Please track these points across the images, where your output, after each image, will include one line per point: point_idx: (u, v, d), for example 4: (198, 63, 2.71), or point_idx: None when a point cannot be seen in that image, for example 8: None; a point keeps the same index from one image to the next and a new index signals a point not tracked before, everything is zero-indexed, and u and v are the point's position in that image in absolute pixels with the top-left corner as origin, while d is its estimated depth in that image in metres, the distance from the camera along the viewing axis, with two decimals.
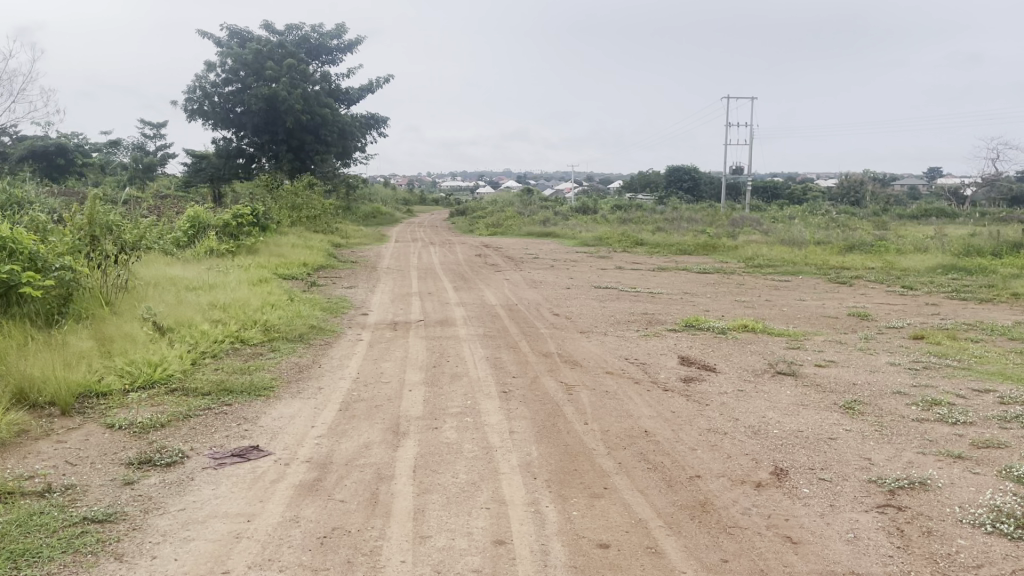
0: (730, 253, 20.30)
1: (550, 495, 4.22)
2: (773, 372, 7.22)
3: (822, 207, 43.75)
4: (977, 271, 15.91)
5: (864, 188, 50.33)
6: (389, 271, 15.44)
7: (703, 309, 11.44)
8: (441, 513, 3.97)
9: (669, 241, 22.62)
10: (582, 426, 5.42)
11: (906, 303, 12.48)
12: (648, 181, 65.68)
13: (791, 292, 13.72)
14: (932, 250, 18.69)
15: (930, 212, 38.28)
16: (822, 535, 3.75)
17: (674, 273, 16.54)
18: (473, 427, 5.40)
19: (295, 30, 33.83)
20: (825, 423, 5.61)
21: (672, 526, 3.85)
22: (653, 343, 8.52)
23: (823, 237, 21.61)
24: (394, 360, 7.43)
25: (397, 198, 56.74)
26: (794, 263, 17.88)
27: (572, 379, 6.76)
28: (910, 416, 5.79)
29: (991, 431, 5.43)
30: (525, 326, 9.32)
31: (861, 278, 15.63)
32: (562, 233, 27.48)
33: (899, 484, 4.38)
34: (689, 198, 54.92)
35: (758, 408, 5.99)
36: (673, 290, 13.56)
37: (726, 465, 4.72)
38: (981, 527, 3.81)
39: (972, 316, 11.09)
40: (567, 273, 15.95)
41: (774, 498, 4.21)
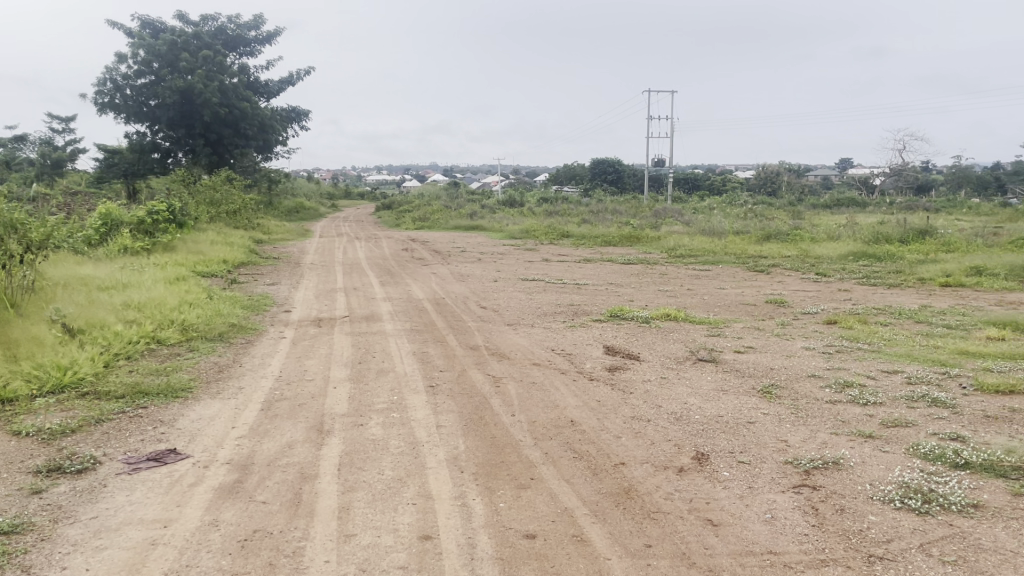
0: (653, 244, 20.67)
1: (477, 488, 4.22)
2: (695, 359, 7.39)
3: (740, 198, 44.98)
4: (887, 258, 16.56)
5: (780, 179, 52.07)
6: (313, 266, 15.19)
7: (628, 299, 11.62)
8: (366, 511, 3.93)
9: (594, 233, 22.83)
10: (509, 418, 5.44)
11: (819, 289, 12.91)
12: (573, 174, 66.49)
13: (712, 281, 14.02)
14: (844, 238, 19.44)
15: (842, 202, 39.51)
16: (742, 517, 3.85)
17: (599, 265, 16.71)
18: (399, 422, 5.36)
19: (210, 21, 32.86)
20: (744, 407, 5.77)
21: (597, 514, 3.90)
22: (578, 333, 8.60)
23: (741, 226, 22.25)
24: (318, 358, 7.30)
25: (320, 191, 55.74)
26: (714, 252, 18.32)
27: (499, 372, 6.76)
28: (824, 398, 6.01)
29: (899, 411, 5.68)
30: (453, 320, 9.31)
31: (778, 265, 16.14)
32: (489, 227, 27.45)
33: (814, 465, 4.54)
34: (612, 190, 55.61)
35: (680, 395, 6.12)
36: (598, 282, 13.71)
37: (649, 451, 4.81)
38: (890, 503, 3.97)
39: (882, 300, 11.59)
40: (493, 266, 15.94)
41: (696, 482, 4.30)
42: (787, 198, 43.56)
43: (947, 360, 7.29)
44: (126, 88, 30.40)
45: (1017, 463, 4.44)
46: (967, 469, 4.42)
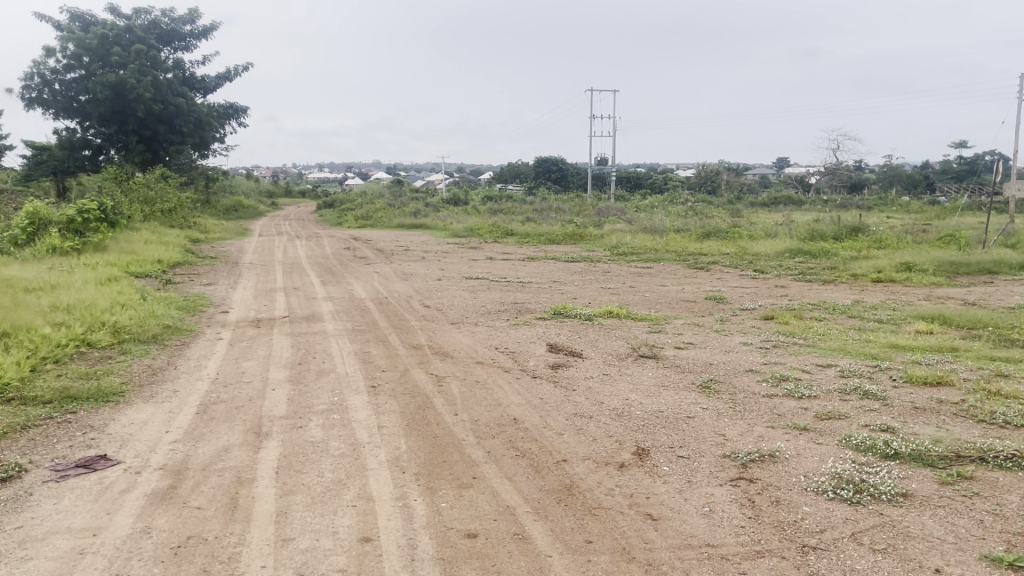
0: (597, 242, 20.82)
1: (418, 488, 4.18)
2: (636, 356, 7.46)
3: (682, 197, 45.64)
4: (822, 255, 16.99)
5: (720, 178, 52.99)
6: (252, 266, 14.90)
7: (571, 296, 11.68)
8: (305, 514, 3.86)
9: (538, 231, 22.89)
10: (451, 418, 5.41)
11: (757, 285, 13.18)
12: (516, 173, 66.61)
13: (652, 278, 14.20)
14: (781, 235, 19.86)
15: (780, 200, 40.40)
16: (680, 511, 3.90)
17: (543, 262, 16.78)
18: (340, 424, 5.29)
19: (144, 15, 31.97)
20: (683, 402, 5.86)
21: (539, 511, 3.91)
22: (521, 331, 8.62)
23: (682, 224, 22.61)
24: (256, 359, 7.16)
25: (260, 189, 54.72)
26: (657, 250, 18.55)
27: (442, 371, 6.72)
28: (761, 393, 6.13)
29: (833, 403, 5.83)
30: (395, 319, 9.23)
31: (718, 263, 16.43)
32: (433, 225, 27.33)
33: (751, 458, 4.63)
34: (556, 188, 55.87)
35: (621, 391, 6.17)
36: (541, 279, 13.77)
37: (591, 447, 4.84)
38: (823, 494, 4.07)
39: (817, 296, 11.88)
40: (437, 265, 15.84)
41: (637, 477, 4.34)
42: (726, 197, 44.33)
43: (878, 353, 7.51)
44: (54, 82, 29.35)
45: (943, 452, 4.60)
46: (897, 460, 4.56)
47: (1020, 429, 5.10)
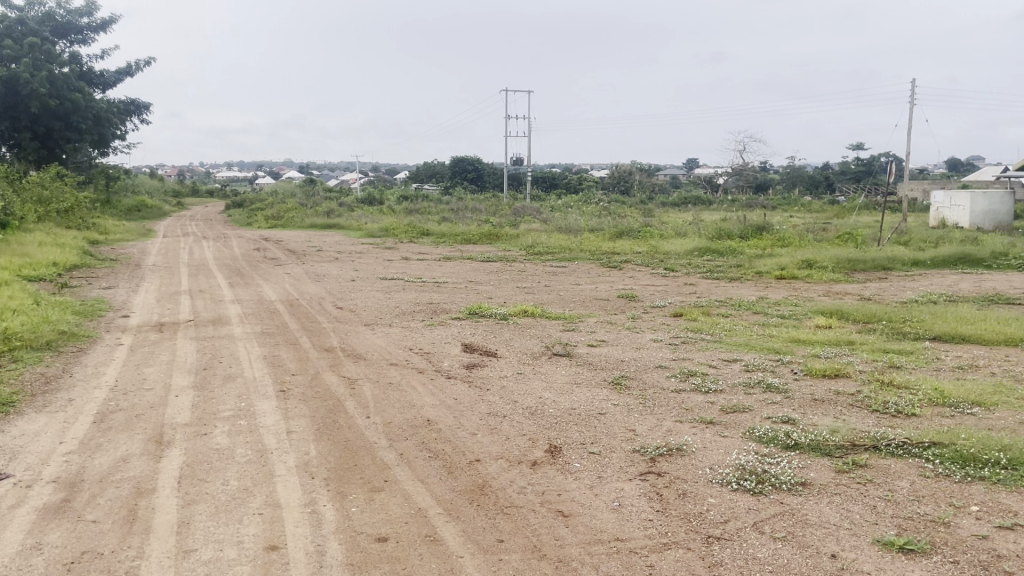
0: (512, 241, 20.90)
1: (328, 494, 4.11)
2: (550, 354, 7.52)
3: (595, 197, 46.23)
4: (729, 253, 17.49)
5: (632, 178, 53.95)
6: (156, 268, 14.33)
7: (486, 296, 11.69)
8: (209, 524, 3.75)
9: (454, 231, 22.84)
10: (363, 421, 5.34)
11: (667, 283, 13.46)
12: (432, 172, 66.21)
13: (567, 277, 14.34)
14: (690, 234, 20.38)
15: (689, 200, 41.46)
16: (591, 506, 3.96)
17: (458, 262, 16.71)
18: (246, 430, 5.15)
19: (37, 6, 30.41)
20: (595, 399, 5.94)
21: (451, 512, 3.89)
22: (435, 332, 8.57)
23: (596, 223, 22.96)
24: (158, 365, 6.89)
25: (165, 188, 52.71)
26: (572, 249, 18.75)
27: (354, 373, 6.62)
28: (670, 388, 6.27)
29: (738, 397, 6.01)
30: (307, 321, 9.04)
31: (630, 261, 16.72)
32: (347, 225, 26.94)
33: (659, 452, 4.73)
34: (472, 188, 55.83)
35: (535, 389, 6.21)
36: (456, 279, 13.71)
37: (504, 446, 4.85)
38: (728, 486, 4.20)
39: (724, 293, 12.24)
40: (350, 265, 15.61)
41: (548, 475, 4.38)
42: (638, 197, 45.22)
43: (781, 348, 7.79)
44: None
45: (840, 442, 4.80)
46: (797, 450, 4.73)
47: (910, 417, 5.37)
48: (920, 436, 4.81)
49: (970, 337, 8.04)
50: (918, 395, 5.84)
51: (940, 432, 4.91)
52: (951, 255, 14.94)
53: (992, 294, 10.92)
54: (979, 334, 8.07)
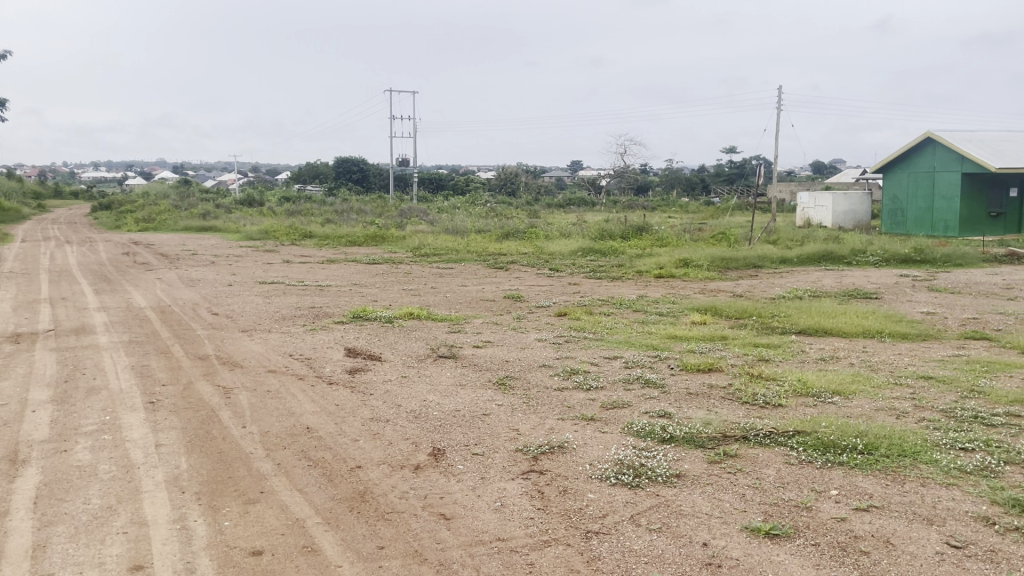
0: (398, 243, 20.72)
1: (199, 508, 3.94)
2: (435, 356, 7.49)
3: (483, 197, 46.38)
4: (612, 253, 17.94)
5: (519, 180, 54.49)
6: (12, 275, 13.37)
7: (370, 299, 11.53)
8: (67, 546, 3.52)
9: (338, 233, 22.41)
10: (239, 431, 5.15)
11: (552, 283, 13.67)
12: (316, 172, 64.78)
13: (453, 279, 14.32)
14: (574, 235, 20.78)
15: (573, 201, 42.30)
16: (473, 508, 3.96)
17: (342, 265, 16.40)
18: (111, 445, 4.87)
19: None
20: (479, 400, 5.95)
21: (330, 520, 3.81)
22: (317, 336, 8.37)
23: (482, 224, 23.05)
24: (13, 379, 6.42)
25: (24, 189, 49.32)
26: (458, 250, 18.74)
27: (231, 382, 6.38)
28: (553, 386, 6.36)
29: (618, 393, 6.17)
30: (180, 328, 8.66)
31: (516, 262, 16.87)
32: (225, 228, 25.98)
33: (541, 450, 4.78)
34: (357, 189, 54.96)
35: (419, 392, 6.17)
36: (340, 282, 13.45)
37: (386, 451, 4.79)
38: (607, 480, 4.29)
39: (607, 292, 12.54)
40: (229, 269, 15.06)
41: (430, 478, 4.35)
42: (524, 198, 45.75)
43: (659, 344, 8.04)
44: None
45: (712, 433, 4.99)
46: (672, 443, 4.89)
47: (777, 408, 5.64)
48: (786, 425, 5.07)
49: (831, 329, 8.54)
50: (785, 386, 6.16)
51: (803, 420, 5.19)
52: (815, 253, 15.85)
53: (851, 289, 11.65)
54: (840, 326, 8.59)
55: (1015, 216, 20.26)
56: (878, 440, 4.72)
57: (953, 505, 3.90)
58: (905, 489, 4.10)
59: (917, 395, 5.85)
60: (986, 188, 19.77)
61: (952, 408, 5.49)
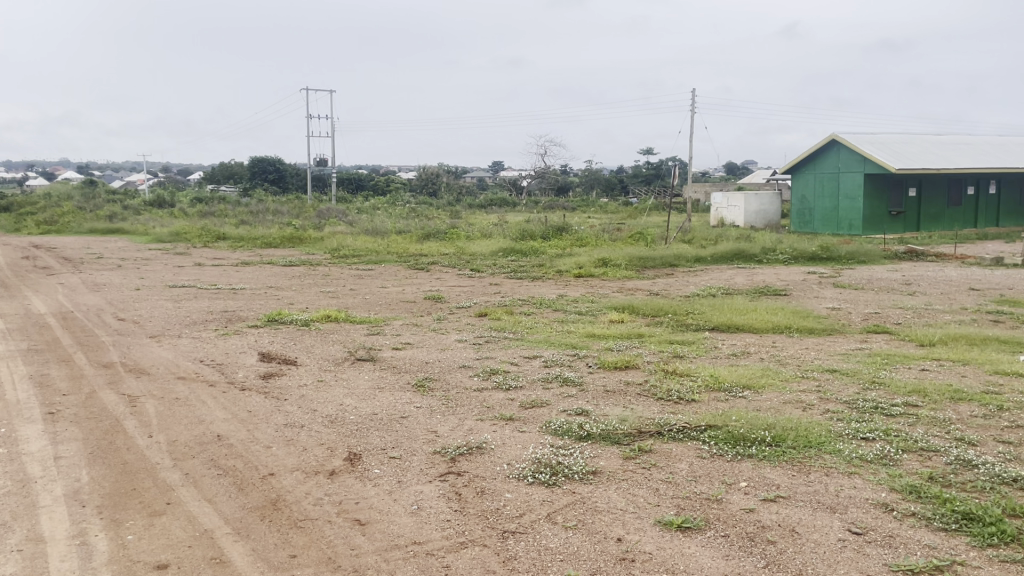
0: (316, 244, 20.37)
1: (101, 522, 3.78)
2: (352, 359, 7.38)
3: (404, 197, 46.00)
4: (532, 253, 18.05)
5: (440, 180, 54.29)
6: None
7: (287, 302, 11.29)
8: None
9: (253, 234, 21.86)
10: (145, 441, 4.96)
11: (473, 284, 13.67)
12: (230, 172, 63.10)
13: (372, 280, 14.14)
14: (494, 236, 20.82)
15: (495, 201, 42.43)
16: (389, 512, 3.91)
17: (258, 267, 16.01)
18: (5, 459, 4.62)
19: None
20: (397, 403, 5.89)
21: (240, 530, 3.70)
22: (230, 341, 8.14)
23: (402, 224, 22.87)
24: None
25: None
26: (377, 252, 18.55)
27: (137, 390, 6.14)
28: (472, 387, 6.35)
29: (537, 392, 6.20)
30: (83, 335, 8.28)
31: (436, 263, 16.80)
32: (132, 230, 24.99)
33: (459, 452, 4.76)
34: (273, 189, 53.80)
35: (335, 397, 6.06)
36: (255, 285, 13.13)
37: (300, 458, 4.68)
38: (524, 479, 4.30)
39: (527, 292, 12.61)
40: (136, 273, 14.52)
41: (346, 483, 4.28)
42: (445, 198, 45.62)
43: (577, 343, 8.12)
44: None
45: (628, 430, 5.07)
46: (589, 441, 4.94)
47: (691, 403, 5.77)
48: (698, 420, 5.19)
49: (742, 325, 8.80)
50: (698, 381, 6.30)
51: (714, 415, 5.32)
52: (728, 252, 16.29)
53: (762, 286, 12.01)
54: (750, 323, 8.85)
55: (914, 215, 21.27)
56: (785, 432, 4.88)
57: (855, 493, 4.06)
58: (810, 479, 4.24)
59: (822, 388, 6.07)
60: (886, 188, 20.69)
61: (854, 399, 5.72)
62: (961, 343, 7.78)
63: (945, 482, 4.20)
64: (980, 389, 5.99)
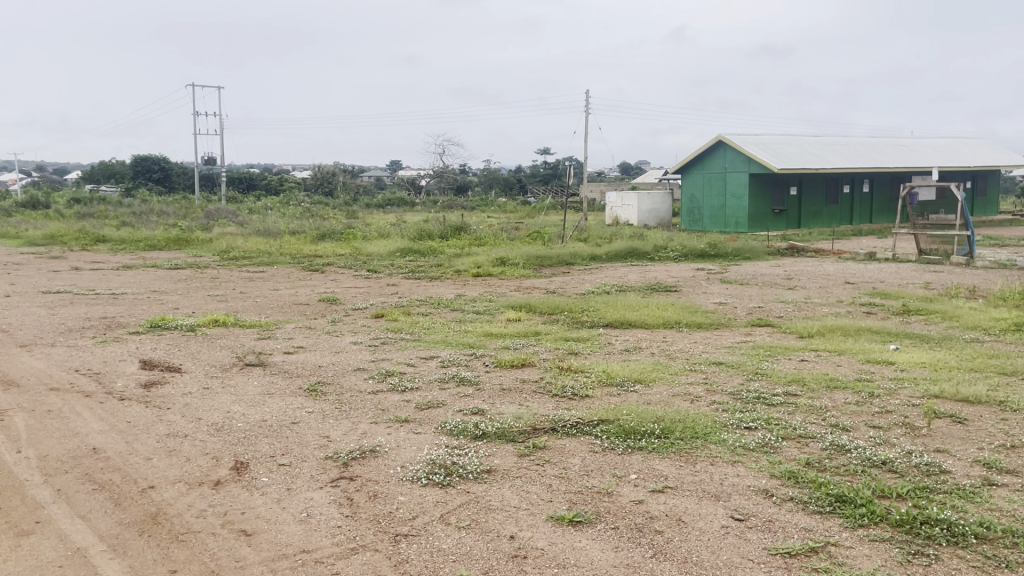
0: (204, 246, 19.62)
1: None
2: (241, 365, 7.14)
3: (298, 197, 44.83)
4: (430, 253, 17.95)
5: (336, 179, 53.27)
6: None
7: (172, 306, 10.83)
8: None
9: (136, 236, 20.87)
10: (13, 457, 4.65)
11: (369, 285, 13.47)
12: (111, 172, 60.05)
13: (264, 283, 13.74)
14: (392, 236, 20.60)
15: (392, 201, 41.91)
16: (276, 521, 3.80)
17: (141, 271, 15.28)
18: None
19: None
20: (288, 408, 5.73)
21: (116, 547, 3.53)
22: (109, 349, 7.73)
23: (296, 225, 22.36)
24: None
25: None
26: (269, 253, 18.03)
27: (4, 403, 5.75)
28: (367, 390, 6.25)
29: (432, 393, 6.16)
30: None
31: (332, 264, 16.46)
32: (1, 233, 23.41)
33: (351, 456, 4.68)
34: (159, 189, 51.52)
35: (223, 404, 5.85)
36: (138, 290, 12.52)
37: (183, 468, 4.50)
38: (418, 481, 4.27)
39: (424, 292, 12.53)
40: (6, 278, 13.61)
41: (232, 493, 4.14)
42: (341, 198, 44.78)
43: (474, 342, 8.12)
44: None
45: (522, 427, 5.10)
46: (484, 440, 4.95)
47: (585, 398, 5.87)
48: (591, 415, 5.27)
49: (635, 321, 9.01)
50: (592, 377, 6.41)
51: (607, 410, 5.42)
52: (622, 250, 16.66)
53: (654, 283, 12.33)
54: (643, 319, 9.06)
55: (795, 212, 22.30)
56: (673, 424, 5.02)
57: (738, 481, 4.21)
58: (697, 469, 4.38)
59: (709, 380, 6.29)
60: (770, 187, 21.61)
61: (739, 390, 5.95)
62: (837, 334, 8.21)
63: (820, 467, 4.41)
64: (853, 377, 6.34)
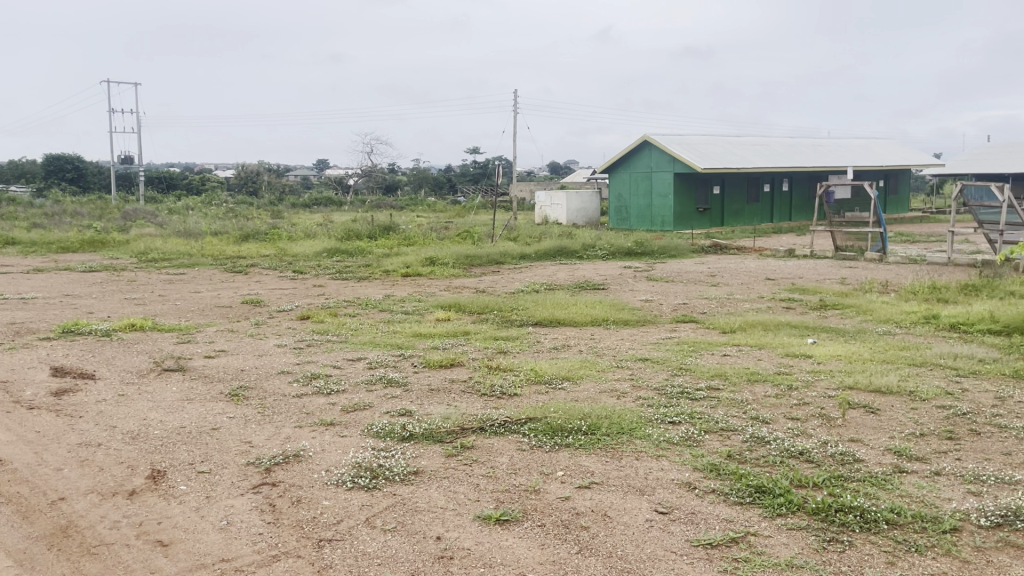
0: (121, 248, 18.93)
1: None
2: (159, 370, 6.91)
3: (221, 198, 43.65)
4: (357, 253, 17.72)
5: (260, 179, 52.11)
6: None
7: (86, 311, 10.41)
8: None
9: (47, 239, 19.98)
10: None
11: (295, 286, 13.21)
12: (20, 172, 57.42)
13: (185, 285, 13.34)
14: (318, 236, 20.26)
15: (319, 201, 41.20)
16: (195, 530, 3.70)
17: (53, 275, 14.64)
18: None
19: None
20: (209, 414, 5.58)
21: (23, 563, 3.38)
22: (16, 357, 7.38)
23: (219, 225, 21.80)
24: None
25: None
26: (191, 255, 17.52)
27: None
28: (291, 393, 6.13)
29: (359, 395, 6.08)
30: None
31: (256, 265, 16.09)
32: None
33: (274, 461, 4.58)
34: (73, 189, 49.49)
35: (139, 411, 5.65)
36: (50, 294, 12.00)
37: (96, 479, 4.33)
38: (343, 485, 4.20)
39: (351, 293, 12.36)
40: None
41: (148, 503, 4.00)
42: (267, 199, 43.82)
43: (402, 343, 8.05)
44: None
45: (450, 428, 5.08)
46: (410, 441, 4.91)
47: (512, 397, 5.88)
48: (518, 414, 5.28)
49: (563, 319, 9.08)
50: (520, 375, 6.43)
51: (534, 408, 5.44)
52: (551, 249, 16.77)
53: (582, 281, 12.43)
54: (571, 317, 9.14)
55: (718, 210, 22.81)
56: (599, 421, 5.07)
57: (662, 475, 4.28)
58: (622, 464, 4.43)
59: (635, 376, 6.38)
60: (694, 186, 22.06)
61: (664, 385, 6.05)
62: (758, 329, 8.44)
63: (742, 459, 4.52)
64: (773, 370, 6.52)
